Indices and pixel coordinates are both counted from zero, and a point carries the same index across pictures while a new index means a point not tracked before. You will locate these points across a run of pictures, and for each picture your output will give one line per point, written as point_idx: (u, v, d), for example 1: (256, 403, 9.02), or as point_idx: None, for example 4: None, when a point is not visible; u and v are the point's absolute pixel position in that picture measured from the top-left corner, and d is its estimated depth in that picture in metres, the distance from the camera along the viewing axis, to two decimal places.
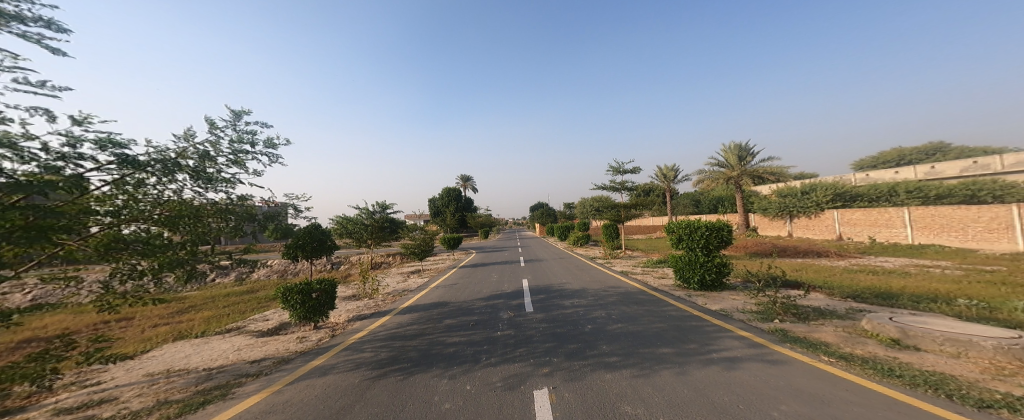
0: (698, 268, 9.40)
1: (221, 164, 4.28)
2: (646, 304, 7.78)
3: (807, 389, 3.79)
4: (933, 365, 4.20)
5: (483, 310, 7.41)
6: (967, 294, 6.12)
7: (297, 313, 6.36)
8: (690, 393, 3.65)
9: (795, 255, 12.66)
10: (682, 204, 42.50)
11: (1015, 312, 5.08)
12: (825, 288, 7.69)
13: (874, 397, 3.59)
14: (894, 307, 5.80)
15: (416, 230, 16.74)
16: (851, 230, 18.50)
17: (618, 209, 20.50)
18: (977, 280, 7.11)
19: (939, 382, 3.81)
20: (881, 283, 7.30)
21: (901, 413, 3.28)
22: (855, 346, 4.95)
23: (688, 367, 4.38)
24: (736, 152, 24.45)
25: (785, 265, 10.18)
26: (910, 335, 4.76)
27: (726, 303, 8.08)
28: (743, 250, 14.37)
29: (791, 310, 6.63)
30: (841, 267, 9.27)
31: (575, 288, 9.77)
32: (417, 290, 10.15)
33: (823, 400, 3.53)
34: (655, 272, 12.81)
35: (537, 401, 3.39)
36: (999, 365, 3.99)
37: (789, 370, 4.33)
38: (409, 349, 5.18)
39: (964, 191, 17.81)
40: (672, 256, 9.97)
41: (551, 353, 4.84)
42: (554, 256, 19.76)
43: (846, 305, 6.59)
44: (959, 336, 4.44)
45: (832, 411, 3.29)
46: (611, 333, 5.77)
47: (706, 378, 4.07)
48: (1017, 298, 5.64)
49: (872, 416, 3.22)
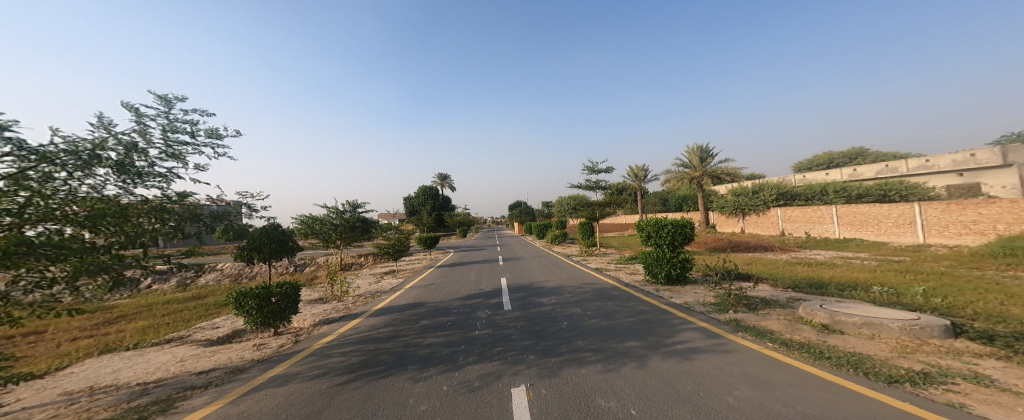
0: (665, 264, 9.90)
1: (152, 157, 4.17)
2: (618, 300, 8.15)
3: (757, 374, 4.20)
4: (854, 346, 4.73)
5: (461, 310, 7.56)
6: (880, 281, 6.88)
7: (255, 319, 6.19)
8: (657, 384, 3.97)
9: (747, 249, 13.55)
10: (651, 203, 44.17)
11: (914, 297, 5.75)
12: (771, 279, 8.36)
13: (809, 378, 4.05)
14: (823, 295, 6.43)
15: (390, 230, 16.57)
16: (792, 227, 19.88)
17: (594, 207, 21.04)
18: (888, 269, 8.03)
19: (859, 362, 4.33)
20: (814, 273, 8.05)
21: (830, 392, 3.72)
22: (794, 332, 5.48)
23: (654, 359, 4.72)
24: (698, 154, 25.53)
25: (738, 259, 10.93)
26: (836, 321, 5.29)
27: (689, 296, 8.59)
28: (703, 246, 15.18)
29: (743, 301, 7.22)
30: (783, 260, 10.07)
31: (553, 285, 10.09)
32: (390, 292, 10.11)
33: (768, 383, 3.94)
34: (628, 268, 13.36)
35: (514, 399, 3.59)
36: (903, 343, 4.53)
37: (741, 357, 4.76)
38: (382, 352, 5.24)
39: (879, 191, 19.93)
40: (642, 252, 10.49)
41: (528, 350, 5.06)
42: (533, 254, 20.20)
43: (785, 295, 7.23)
44: (874, 319, 4.99)
45: (776, 394, 3.68)
46: (586, 329, 6.07)
47: (670, 369, 4.41)
48: (918, 284, 6.42)
49: (807, 396, 3.64)
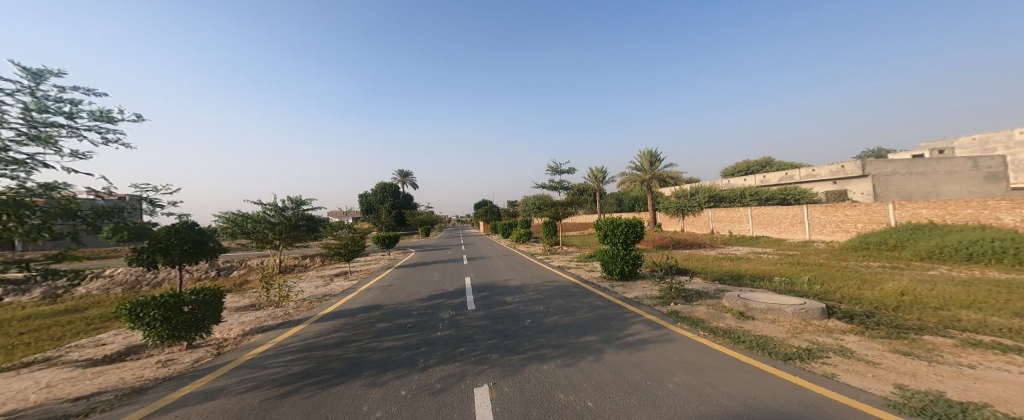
0: (619, 261, 10.56)
1: (7, 140, 3.50)
2: (577, 296, 8.73)
3: (692, 361, 4.85)
4: (761, 331, 5.52)
5: (422, 311, 7.74)
6: (780, 272, 8.04)
7: (161, 331, 5.37)
8: (610, 374, 4.48)
9: (686, 247, 14.75)
10: (608, 203, 46.24)
11: (805, 285, 6.79)
12: (703, 272, 9.34)
13: (732, 361, 4.75)
14: (741, 286, 7.31)
15: (342, 229, 15.78)
16: (722, 226, 21.94)
17: (557, 207, 21.72)
18: (788, 261, 9.36)
19: (766, 343, 5.13)
20: (734, 267, 9.13)
21: (745, 371, 4.42)
22: (717, 319, 6.21)
23: (610, 352, 5.25)
24: (648, 159, 27.07)
25: (678, 256, 11.99)
26: (750, 309, 6.12)
27: (639, 290, 9.37)
28: (651, 244, 16.29)
29: (681, 294, 8.03)
30: (711, 256, 11.20)
31: (518, 284, 10.54)
32: (341, 295, 10.07)
33: (701, 368, 4.58)
34: (587, 266, 14.15)
35: (477, 398, 3.81)
36: (798, 325, 5.35)
37: (681, 346, 5.41)
38: (330, 359, 5.28)
39: (781, 196, 24.03)
40: (599, 250, 11.09)
41: (492, 349, 5.41)
42: (498, 253, 20.65)
43: (713, 287, 8.14)
44: (776, 306, 5.83)
45: (707, 377, 4.31)
46: (547, 326, 6.51)
47: (620, 360, 4.96)
48: (804, 274, 7.63)
49: (729, 376, 4.30)
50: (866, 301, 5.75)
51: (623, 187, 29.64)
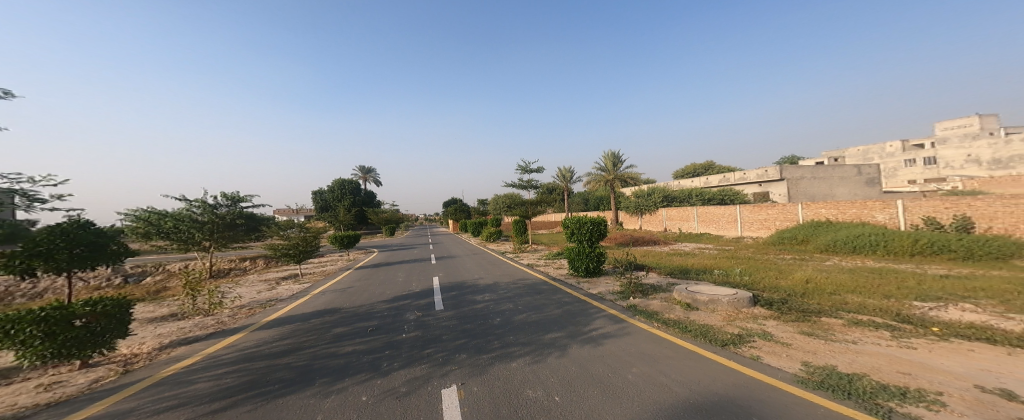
0: (585, 258, 10.69)
1: None
2: (545, 294, 8.91)
3: (647, 351, 5.14)
4: (692, 318, 6.02)
5: (385, 314, 7.66)
6: (717, 265, 8.95)
7: (40, 354, 3.97)
8: (576, 368, 4.56)
9: (641, 243, 15.66)
10: (574, 203, 47.68)
11: (735, 275, 7.62)
12: (657, 267, 10.00)
13: (681, 348, 5.09)
14: (690, 279, 7.82)
15: (291, 228, 14.27)
16: (674, 223, 23.38)
17: (526, 206, 22.05)
18: (726, 255, 10.28)
19: (702, 329, 5.56)
20: (682, 261, 9.85)
21: (688, 357, 4.77)
22: (668, 312, 6.55)
23: (574, 347, 5.36)
24: (611, 160, 28.12)
25: (637, 252, 12.65)
26: (693, 299, 6.59)
27: (602, 285, 9.71)
28: (613, 242, 16.94)
29: (639, 288, 8.51)
30: (663, 252, 12.00)
31: (488, 283, 10.64)
32: (288, 301, 9.41)
33: (655, 358, 4.87)
34: (556, 263, 14.57)
35: (445, 400, 3.58)
36: (733, 312, 5.88)
37: (638, 338, 5.71)
38: (277, 368, 4.64)
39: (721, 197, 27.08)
40: (566, 247, 11.19)
41: (461, 349, 5.15)
42: (467, 252, 20.60)
43: (665, 281, 8.72)
44: (713, 295, 6.36)
45: (660, 365, 4.59)
46: (516, 324, 6.49)
47: (584, 354, 5.09)
48: (720, 266, 8.83)
49: (677, 363, 4.62)
50: (778, 289, 6.54)
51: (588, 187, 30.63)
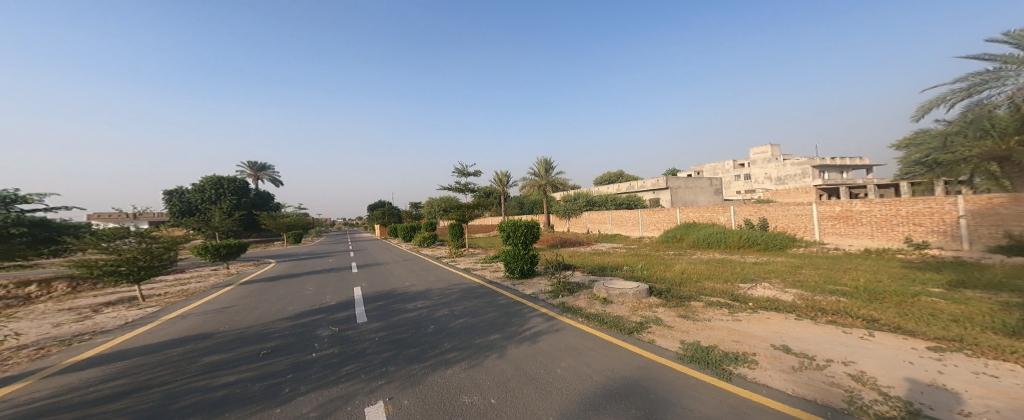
0: (521, 260, 10.94)
1: None
2: (484, 298, 8.86)
3: (570, 344, 5.16)
4: (609, 310, 6.54)
5: (295, 330, 6.70)
6: (627, 263, 10.00)
7: None
8: (511, 368, 4.44)
9: (569, 244, 16.70)
10: (510, 206, 48.98)
11: (645, 271, 8.53)
12: (582, 266, 10.80)
13: (601, 339, 5.20)
14: (611, 275, 8.47)
15: (126, 239, 8.81)
16: (595, 226, 25.16)
17: (463, 210, 22.09)
18: (637, 253, 11.43)
19: (615, 319, 6.11)
20: (604, 260, 10.70)
21: (605, 347, 4.88)
22: (591, 306, 6.95)
23: (512, 347, 5.17)
24: (544, 167, 29.33)
25: (566, 253, 13.43)
26: (608, 294, 7.22)
27: (535, 285, 10.00)
28: (545, 244, 17.70)
29: (566, 286, 9.01)
30: (587, 252, 12.93)
31: (418, 290, 10.36)
32: (113, 332, 6.64)
33: (579, 349, 4.89)
34: (491, 267, 14.81)
35: (373, 417, 3.43)
36: (640, 303, 6.65)
37: (566, 333, 5.68)
38: (129, 408, 3.71)
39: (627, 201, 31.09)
40: (502, 250, 11.35)
41: (389, 362, 4.83)
42: (396, 259, 19.70)
43: (588, 279, 9.44)
44: (625, 289, 7.08)
45: (585, 356, 4.65)
46: (452, 330, 6.23)
47: (520, 352, 4.97)
48: (629, 263, 9.94)
49: (597, 353, 4.71)
50: (662, 279, 7.65)
51: (524, 192, 31.65)
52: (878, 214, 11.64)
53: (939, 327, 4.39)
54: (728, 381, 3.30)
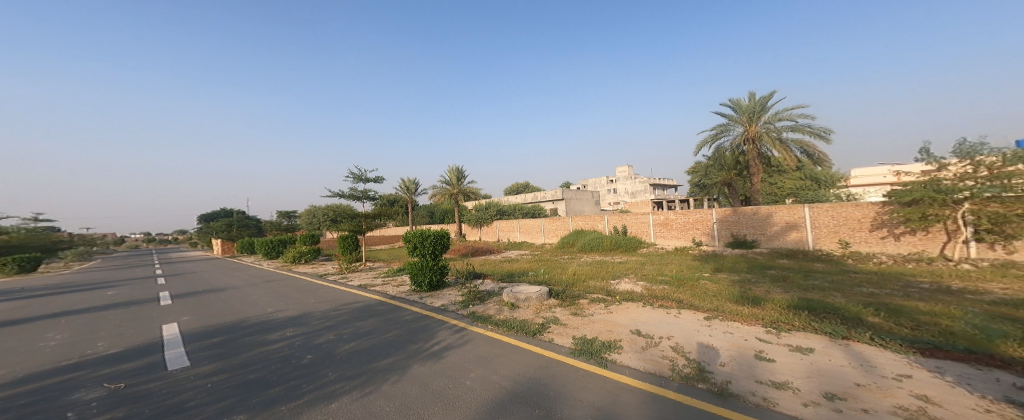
0: (427, 272, 10.83)
1: None
2: (381, 316, 8.28)
3: (480, 355, 5.06)
4: (517, 315, 6.85)
5: (44, 388, 4.10)
6: (533, 268, 10.67)
7: None
8: (414, 388, 3.97)
9: (479, 253, 17.11)
10: (417, 216, 47.67)
11: (548, 275, 9.18)
12: (492, 274, 11.22)
13: (509, 347, 5.27)
14: (520, 281, 8.83)
15: None
16: (504, 234, 26.21)
17: (359, 219, 20.04)
18: (541, 259, 12.20)
19: (522, 323, 6.39)
20: (512, 267, 11.20)
21: (515, 353, 4.98)
22: (500, 312, 7.14)
23: (415, 367, 4.68)
24: (456, 175, 29.29)
25: (475, 262, 13.64)
26: (514, 298, 7.48)
27: (445, 297, 9.85)
28: (457, 253, 17.82)
29: (477, 296, 9.05)
30: (496, 260, 13.38)
31: (294, 313, 8.45)
32: None
33: (489, 359, 4.86)
34: (395, 282, 14.06)
35: None
36: (542, 306, 7.17)
37: (477, 344, 5.61)
38: None
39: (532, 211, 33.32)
40: (407, 263, 11.04)
41: (232, 410, 3.47)
42: (258, 278, 16.05)
43: (498, 286, 9.80)
44: (531, 293, 7.50)
45: (495, 365, 4.59)
46: (338, 356, 5.21)
47: (426, 369, 4.59)
48: (533, 268, 10.68)
49: (507, 360, 4.76)
50: (558, 281, 8.40)
51: (434, 201, 31.05)
52: (680, 221, 16.27)
53: (707, 301, 6.11)
54: (605, 367, 3.83)
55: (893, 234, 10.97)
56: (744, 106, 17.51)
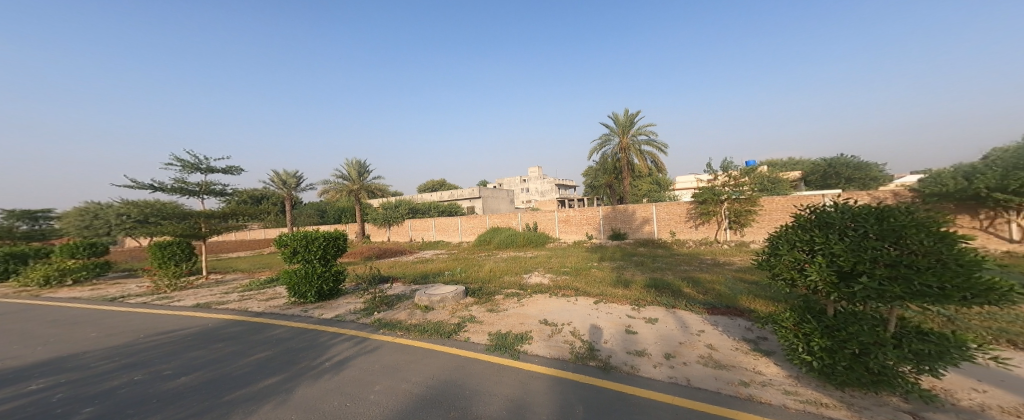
0: (315, 282, 8.05)
1: None
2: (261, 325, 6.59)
3: (385, 363, 4.62)
4: (430, 318, 6.67)
5: None
6: (451, 267, 10.64)
7: None
8: (300, 412, 3.37)
9: (390, 255, 16.45)
10: (307, 214, 42.52)
11: (463, 276, 9.07)
12: (403, 277, 10.67)
13: (419, 352, 4.97)
14: (436, 283, 8.56)
15: None
16: (419, 234, 25.51)
17: (194, 220, 12.00)
18: (458, 258, 12.05)
19: (437, 326, 6.10)
20: (426, 269, 10.87)
21: (427, 357, 4.77)
22: (412, 317, 6.75)
23: (295, 390, 3.87)
24: (356, 169, 27.63)
25: (382, 265, 12.87)
26: (429, 300, 7.31)
27: (340, 307, 7.84)
28: (359, 256, 16.76)
29: (383, 301, 7.99)
30: (409, 261, 12.94)
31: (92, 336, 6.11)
32: None
33: (396, 367, 4.46)
34: None
35: None
36: (458, 305, 7.24)
37: (382, 352, 5.03)
38: None
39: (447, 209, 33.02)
40: (282, 273, 8.04)
41: None
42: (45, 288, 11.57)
43: (411, 289, 9.34)
44: (445, 294, 7.40)
45: (403, 372, 4.29)
46: (160, 394, 3.82)
47: (316, 389, 3.92)
48: (448, 268, 10.60)
49: (418, 365, 4.50)
50: (475, 279, 8.51)
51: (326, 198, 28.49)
52: (578, 217, 17.81)
53: (597, 287, 6.81)
54: (518, 359, 4.06)
55: (693, 224, 14.80)
56: (620, 121, 20.16)
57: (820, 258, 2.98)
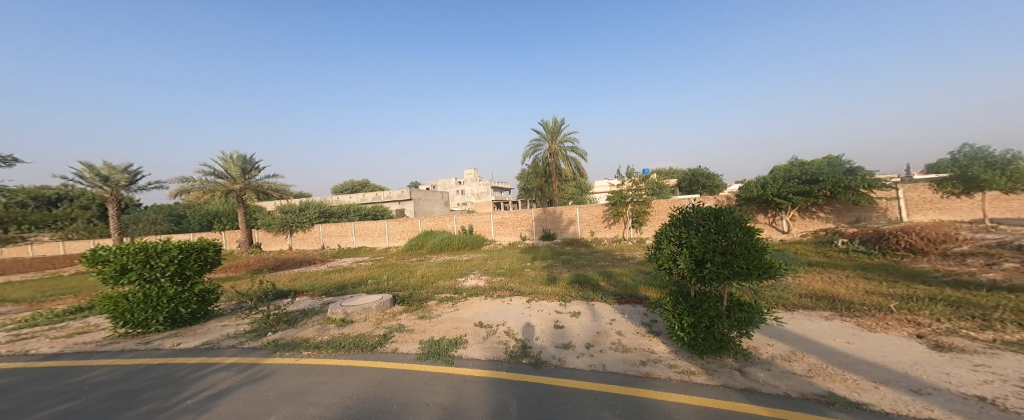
0: (163, 306, 6.14)
1: None
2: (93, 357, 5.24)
3: (291, 388, 4.04)
4: (352, 330, 6.12)
5: None
6: (377, 274, 10.22)
7: None
8: None
9: (291, 266, 15.19)
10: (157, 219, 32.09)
11: (383, 285, 8.56)
12: (309, 290, 9.66)
13: (333, 371, 4.46)
14: (356, 294, 7.99)
15: None
16: (336, 240, 23.85)
17: None
18: (381, 265, 11.43)
19: (357, 339, 5.53)
20: (341, 280, 10.10)
21: (344, 375, 4.30)
22: (322, 332, 6.07)
23: None
24: (238, 164, 23.14)
25: (284, 279, 11.64)
26: (346, 313, 6.65)
27: (209, 332, 6.25)
28: (242, 270, 14.83)
29: (283, 319, 6.61)
30: (322, 271, 12.04)
31: None
32: None
33: (302, 392, 3.92)
34: None
35: None
36: (382, 315, 6.83)
37: (280, 377, 4.36)
38: None
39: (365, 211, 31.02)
40: (110, 297, 5.95)
41: None
42: None
43: (320, 302, 8.40)
44: (367, 305, 6.88)
45: (311, 396, 3.79)
46: None
47: None
48: (369, 277, 10.01)
49: (332, 386, 4.02)
50: (405, 286, 8.18)
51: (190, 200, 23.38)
52: (509, 218, 18.09)
53: (531, 286, 6.93)
54: (451, 364, 3.97)
55: (608, 223, 16.03)
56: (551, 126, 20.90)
57: (685, 253, 3.40)
